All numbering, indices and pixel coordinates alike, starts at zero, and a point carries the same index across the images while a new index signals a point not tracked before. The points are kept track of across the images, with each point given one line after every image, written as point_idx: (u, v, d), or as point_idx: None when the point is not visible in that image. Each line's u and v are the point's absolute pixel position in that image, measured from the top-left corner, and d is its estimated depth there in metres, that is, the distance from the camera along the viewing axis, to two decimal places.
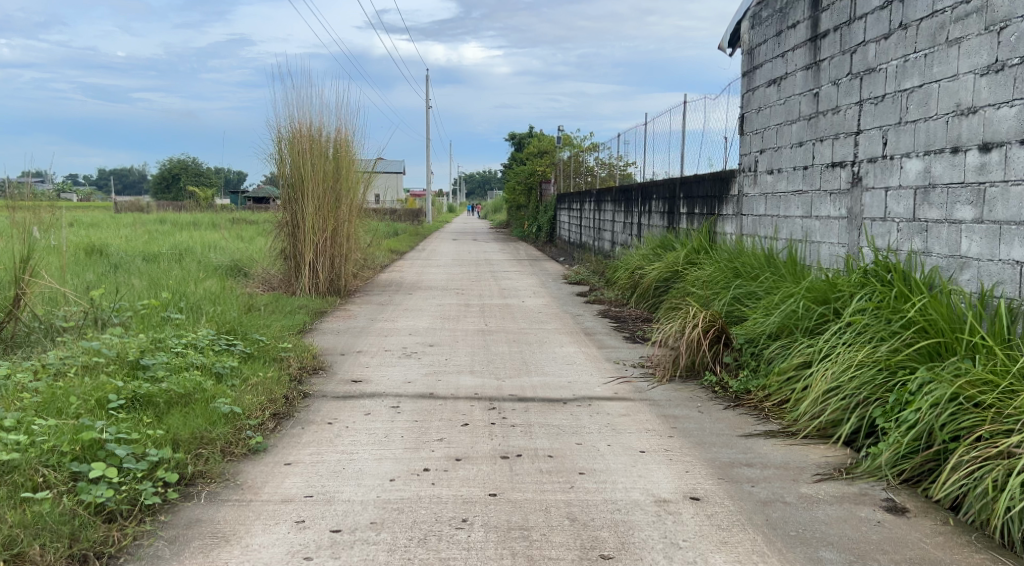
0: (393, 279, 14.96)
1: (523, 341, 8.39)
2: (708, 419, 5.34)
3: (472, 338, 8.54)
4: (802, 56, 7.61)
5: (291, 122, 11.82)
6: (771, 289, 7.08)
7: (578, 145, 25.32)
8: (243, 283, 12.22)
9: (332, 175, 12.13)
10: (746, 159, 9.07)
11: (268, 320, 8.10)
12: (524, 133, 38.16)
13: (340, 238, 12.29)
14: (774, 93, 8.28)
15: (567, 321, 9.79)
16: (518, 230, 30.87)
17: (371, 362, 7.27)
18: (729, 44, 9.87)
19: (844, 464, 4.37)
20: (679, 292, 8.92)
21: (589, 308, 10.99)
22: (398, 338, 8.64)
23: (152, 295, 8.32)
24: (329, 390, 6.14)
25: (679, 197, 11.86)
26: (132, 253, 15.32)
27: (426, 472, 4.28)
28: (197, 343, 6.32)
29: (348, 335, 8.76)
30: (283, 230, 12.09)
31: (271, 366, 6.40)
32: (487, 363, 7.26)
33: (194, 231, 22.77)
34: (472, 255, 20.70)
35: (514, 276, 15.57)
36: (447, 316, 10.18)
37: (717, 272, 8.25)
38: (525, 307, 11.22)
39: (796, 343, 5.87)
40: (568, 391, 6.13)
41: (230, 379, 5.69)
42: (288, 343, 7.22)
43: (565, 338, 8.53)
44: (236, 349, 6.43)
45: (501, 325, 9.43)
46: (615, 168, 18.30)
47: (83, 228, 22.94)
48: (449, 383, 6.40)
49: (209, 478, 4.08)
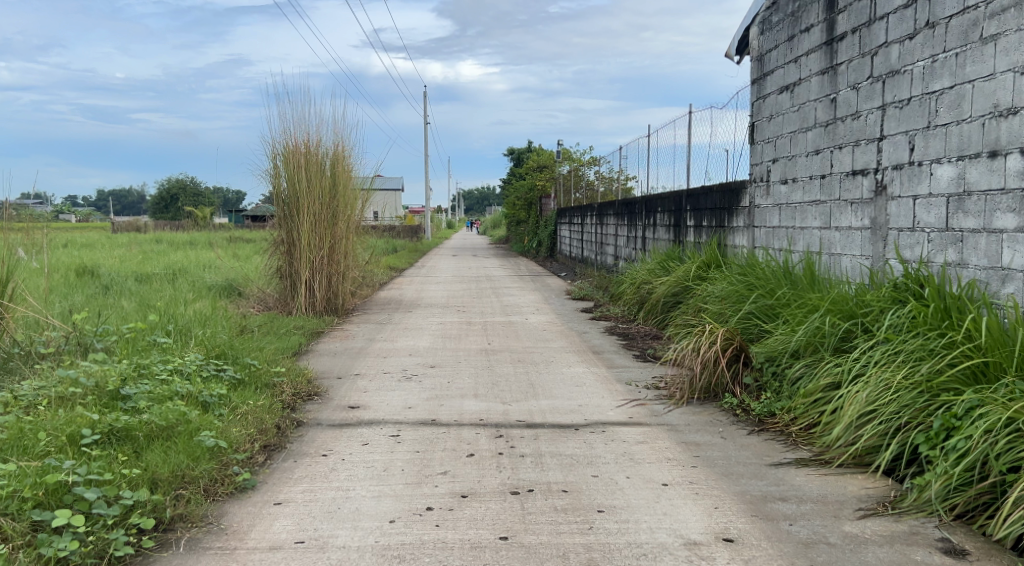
0: (392, 297, 14.60)
1: (528, 361, 8.01)
2: (732, 446, 4.98)
3: (474, 359, 8.16)
4: (817, 61, 7.26)
5: (286, 137, 11.48)
6: (790, 305, 6.71)
7: (578, 159, 24.99)
8: (238, 303, 11.85)
9: (328, 191, 11.78)
10: (757, 169, 8.73)
11: (261, 342, 7.72)
12: (521, 148, 37.97)
13: (337, 256, 11.93)
14: (787, 100, 7.94)
15: (573, 338, 9.43)
16: (518, 246, 30.53)
17: (369, 387, 6.90)
18: (736, 50, 9.55)
19: (887, 498, 4.02)
20: (690, 308, 8.57)
21: (594, 325, 10.62)
22: (397, 359, 8.26)
23: (139, 317, 7.95)
24: (324, 418, 5.76)
25: (686, 209, 11.51)
26: (124, 273, 14.95)
27: (428, 512, 3.89)
28: (183, 369, 5.94)
29: (346, 357, 8.38)
30: (278, 248, 11.74)
31: (263, 393, 6.03)
32: (491, 385, 6.89)
33: (188, 250, 22.41)
34: (471, 271, 20.30)
35: (516, 293, 15.22)
36: (448, 335, 9.80)
37: (731, 286, 7.89)
38: (528, 324, 10.85)
39: (822, 363, 5.51)
40: (580, 416, 5.75)
41: (217, 408, 5.32)
42: (282, 366, 6.85)
43: (572, 358, 8.16)
44: (226, 375, 6.06)
45: (504, 344, 9.05)
46: (616, 182, 17.96)
47: (76, 248, 22.56)
48: (453, 408, 6.03)
49: (189, 522, 3.71)
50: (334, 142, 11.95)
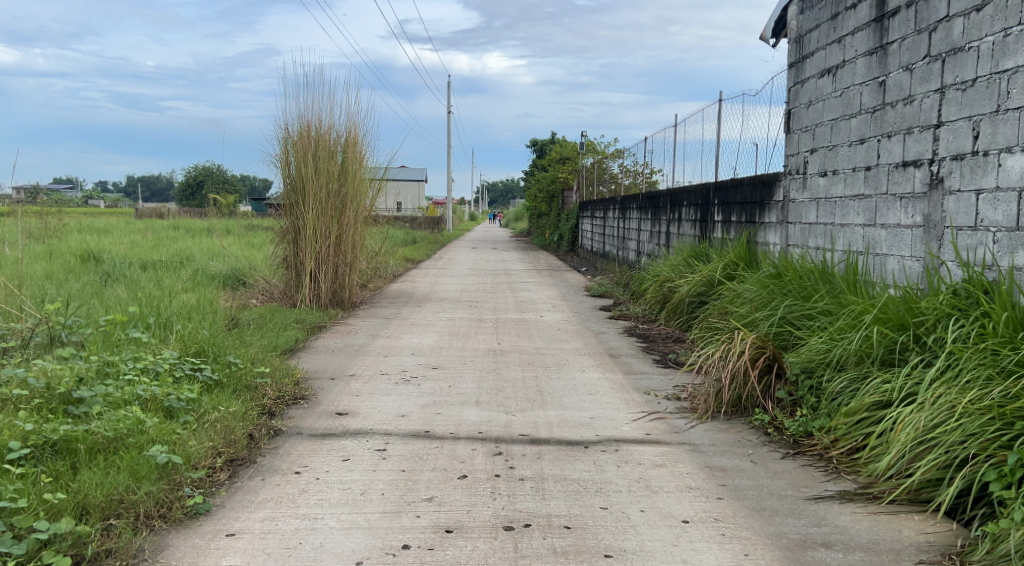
0: (403, 290, 14.02)
1: (539, 364, 7.39)
2: (764, 473, 4.34)
3: (481, 361, 7.56)
4: (865, 40, 6.61)
5: (297, 119, 10.93)
6: (831, 312, 6.07)
7: (602, 151, 24.24)
8: (241, 294, 11.33)
9: (338, 178, 11.21)
10: (793, 160, 8.06)
11: (250, 339, 7.16)
12: (545, 140, 37.27)
13: (345, 246, 11.34)
14: (829, 84, 7.30)
15: (588, 339, 8.79)
16: (540, 240, 29.85)
17: (363, 390, 6.32)
18: (772, 33, 8.92)
19: (953, 549, 3.44)
20: (717, 311, 7.93)
21: (613, 324, 9.97)
22: (399, 358, 7.67)
23: (121, 308, 7.39)
24: (305, 427, 5.18)
25: (713, 203, 10.85)
26: (128, 260, 14.46)
27: (403, 551, 3.39)
28: (154, 368, 5.37)
29: (343, 355, 7.80)
30: (283, 237, 11.18)
31: (241, 397, 5.47)
32: (495, 391, 6.28)
33: (202, 238, 21.93)
34: (489, 264, 19.69)
35: (533, 288, 14.59)
36: (456, 333, 9.21)
37: (764, 290, 7.29)
38: (543, 322, 10.22)
39: (869, 379, 4.90)
40: (591, 431, 5.13)
41: (184, 415, 4.75)
42: (268, 366, 6.28)
43: (587, 361, 7.54)
44: (201, 375, 5.50)
45: (515, 344, 8.44)
46: (641, 175, 17.27)
47: (88, 233, 22.13)
48: (451, 418, 5.43)
49: (118, 558, 3.24)
50: (347, 126, 11.38)
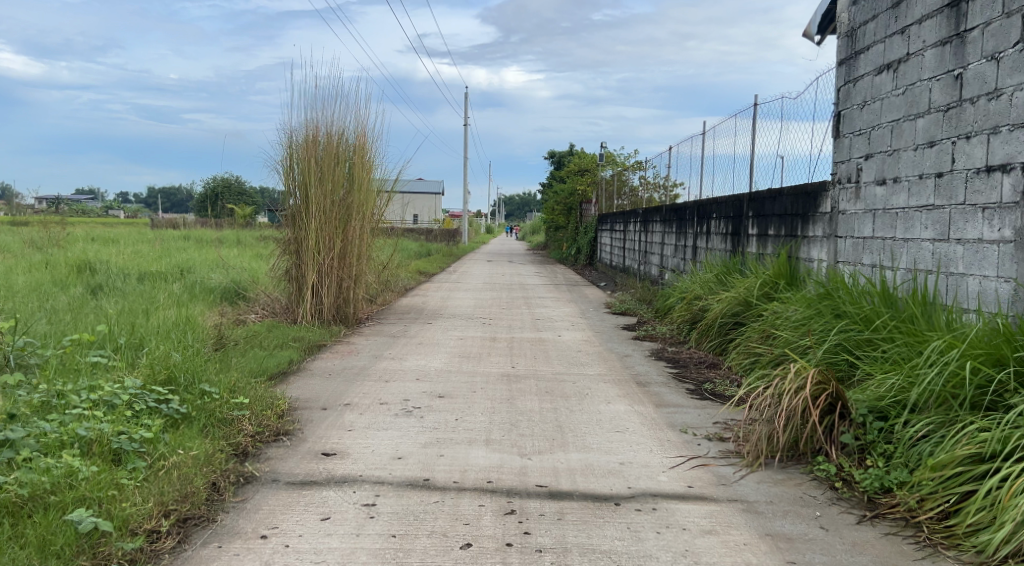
0: (413, 305, 13.22)
1: (557, 394, 6.58)
2: (839, 548, 3.63)
3: (493, 389, 6.75)
4: (936, 30, 5.86)
5: (304, 124, 10.19)
6: (900, 343, 5.30)
7: (622, 164, 23.38)
8: (241, 310, 10.57)
9: (345, 186, 10.44)
10: (843, 168, 7.26)
11: (233, 365, 6.37)
12: (564, 152, 36.50)
13: (349, 257, 10.52)
14: (888, 81, 6.50)
15: (613, 363, 7.98)
16: (558, 254, 28.99)
17: (357, 424, 5.53)
18: (818, 29, 8.17)
19: None
20: (758, 336, 7.13)
21: (638, 347, 9.13)
22: (402, 384, 6.87)
23: (91, 325, 6.59)
24: (283, 472, 4.40)
25: (747, 215, 10.03)
26: (124, 271, 13.67)
27: None
28: (109, 400, 4.54)
29: (339, 381, 7.00)
30: (285, 249, 10.38)
31: (208, 436, 4.66)
32: (509, 426, 5.48)
33: (207, 249, 21.15)
34: (504, 278, 18.88)
35: (551, 304, 13.77)
36: (467, 354, 8.40)
37: (814, 313, 6.51)
38: (561, 343, 9.41)
39: (960, 425, 4.17)
40: (623, 482, 4.34)
41: (133, 460, 3.95)
42: (249, 396, 5.50)
43: (612, 390, 6.72)
44: (166, 408, 4.71)
45: (531, 368, 7.62)
46: (663, 189, 16.43)
47: (90, 243, 21.35)
48: (458, 463, 4.65)
49: None
50: (357, 131, 10.62)
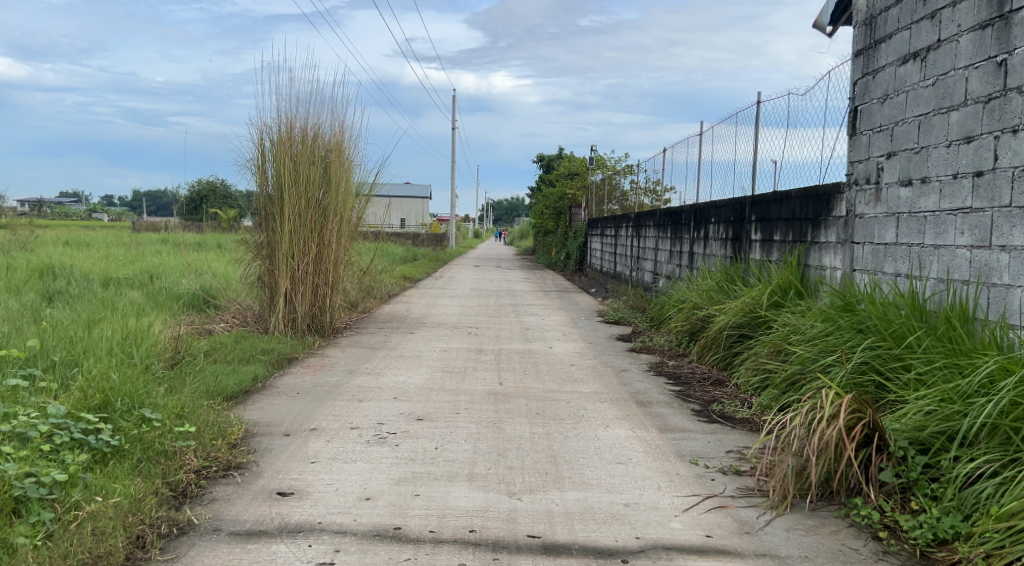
0: (395, 313, 12.54)
1: (550, 416, 5.92)
2: None
3: (478, 409, 6.09)
4: (972, 13, 5.22)
5: (278, 119, 9.50)
6: (939, 365, 4.67)
7: (613, 167, 22.77)
8: (210, 320, 9.89)
9: (320, 185, 9.75)
10: (859, 167, 6.62)
11: (186, 386, 5.69)
12: (552, 155, 35.90)
13: (325, 261, 9.82)
14: (914, 71, 5.85)
15: (610, 379, 7.35)
16: (547, 259, 28.33)
17: (324, 453, 4.88)
18: (831, 18, 7.55)
19: None
20: (769, 353, 6.50)
21: (635, 360, 8.48)
22: (377, 404, 6.20)
23: (27, 338, 5.89)
24: (226, 519, 3.73)
25: (750, 219, 9.39)
26: (88, 276, 12.91)
27: None
28: (23, 433, 3.88)
29: (308, 400, 6.33)
30: (257, 253, 9.67)
31: (139, 476, 3.99)
32: (495, 457, 4.82)
33: (182, 252, 20.36)
34: (491, 284, 18.18)
35: (540, 311, 13.11)
36: (450, 368, 7.72)
37: (832, 328, 5.88)
38: (552, 355, 8.77)
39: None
40: (628, 531, 3.75)
41: (39, 513, 3.38)
42: (198, 423, 4.82)
43: (609, 411, 6.09)
44: (92, 441, 4.03)
45: (520, 385, 6.96)
46: (656, 192, 15.81)
47: (58, 245, 20.51)
48: (435, 503, 4.01)
49: None
50: (335, 128, 9.92)
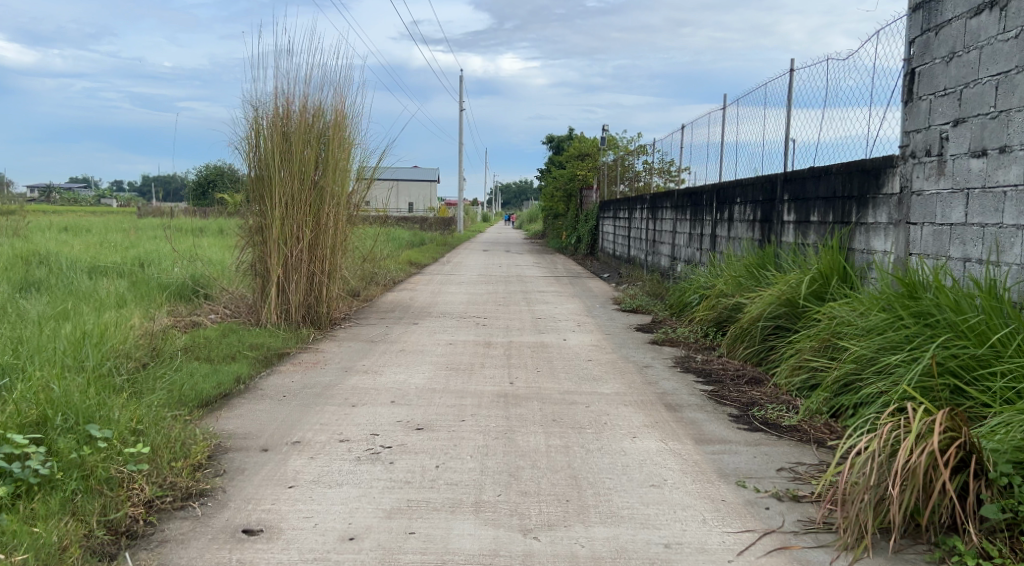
0: (397, 301, 11.79)
1: (568, 423, 5.19)
2: None
3: (486, 415, 5.36)
4: None
5: (273, 94, 8.69)
6: None
7: (625, 148, 21.92)
8: (198, 312, 9.16)
9: (316, 165, 8.96)
10: (917, 138, 5.84)
11: (153, 395, 4.98)
12: (562, 136, 35.01)
13: (321, 247, 9.06)
14: (991, 24, 5.06)
15: (632, 377, 6.61)
16: (557, 243, 27.51)
17: (306, 474, 4.16)
18: None
19: None
20: (814, 350, 5.74)
21: (659, 354, 7.73)
22: (371, 410, 5.46)
23: None
24: None
25: (782, 198, 8.58)
26: (71, 264, 12.14)
27: None
28: None
29: (294, 405, 5.60)
30: (248, 239, 8.92)
31: (67, 514, 3.35)
32: (506, 479, 4.09)
33: (179, 238, 19.55)
34: (500, 270, 17.40)
35: (552, 299, 12.35)
36: (456, 366, 7.00)
37: (889, 323, 5.12)
38: (567, 348, 8.04)
39: None
40: None
41: None
42: (157, 437, 4.08)
43: (635, 417, 5.36)
44: (14, 471, 3.41)
45: (533, 385, 6.21)
46: (671, 173, 14.99)
47: (51, 231, 19.72)
48: (433, 544, 3.37)
49: None
50: (334, 104, 9.12)
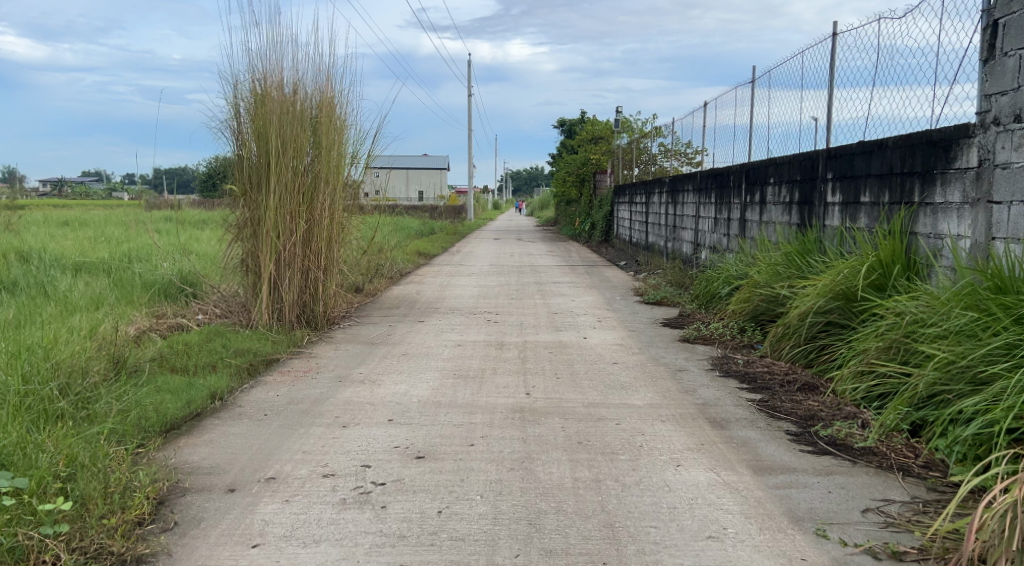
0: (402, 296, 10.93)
1: (598, 447, 4.35)
2: None
3: (501, 437, 4.53)
4: None
5: (262, 73, 7.80)
6: None
7: (641, 130, 20.94)
8: (184, 313, 8.32)
9: (312, 151, 8.10)
10: (1004, 102, 4.98)
11: (102, 424, 4.16)
12: (573, 119, 33.98)
13: (318, 239, 8.20)
14: None
15: (666, 384, 5.76)
16: (570, 230, 26.56)
17: (279, 525, 3.35)
18: None
19: None
20: (883, 353, 4.88)
21: (692, 354, 6.87)
22: (364, 433, 4.63)
23: None
24: None
25: (824, 177, 7.71)
26: (52, 260, 11.27)
27: None
28: None
29: (276, 427, 4.77)
30: (236, 233, 8.06)
31: None
32: (527, 530, 3.29)
33: (177, 231, 18.60)
34: (512, 259, 16.49)
35: (569, 291, 11.47)
36: (464, 373, 6.16)
37: (981, 322, 4.26)
38: (589, 348, 7.19)
39: None
40: None
41: None
42: (88, 483, 3.28)
43: (678, 437, 4.52)
44: None
45: (553, 397, 5.37)
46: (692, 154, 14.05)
47: (43, 224, 18.81)
48: None
49: None
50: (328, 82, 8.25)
